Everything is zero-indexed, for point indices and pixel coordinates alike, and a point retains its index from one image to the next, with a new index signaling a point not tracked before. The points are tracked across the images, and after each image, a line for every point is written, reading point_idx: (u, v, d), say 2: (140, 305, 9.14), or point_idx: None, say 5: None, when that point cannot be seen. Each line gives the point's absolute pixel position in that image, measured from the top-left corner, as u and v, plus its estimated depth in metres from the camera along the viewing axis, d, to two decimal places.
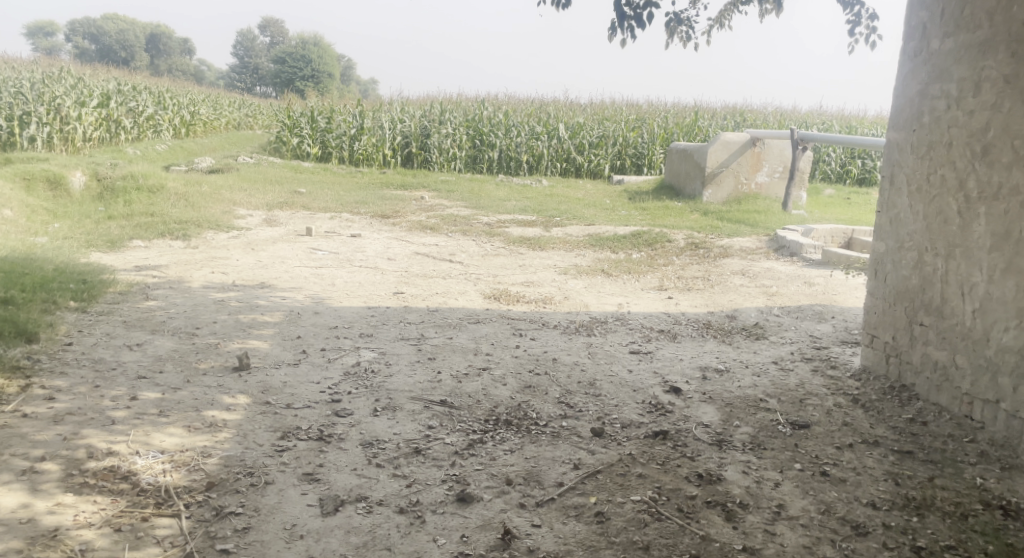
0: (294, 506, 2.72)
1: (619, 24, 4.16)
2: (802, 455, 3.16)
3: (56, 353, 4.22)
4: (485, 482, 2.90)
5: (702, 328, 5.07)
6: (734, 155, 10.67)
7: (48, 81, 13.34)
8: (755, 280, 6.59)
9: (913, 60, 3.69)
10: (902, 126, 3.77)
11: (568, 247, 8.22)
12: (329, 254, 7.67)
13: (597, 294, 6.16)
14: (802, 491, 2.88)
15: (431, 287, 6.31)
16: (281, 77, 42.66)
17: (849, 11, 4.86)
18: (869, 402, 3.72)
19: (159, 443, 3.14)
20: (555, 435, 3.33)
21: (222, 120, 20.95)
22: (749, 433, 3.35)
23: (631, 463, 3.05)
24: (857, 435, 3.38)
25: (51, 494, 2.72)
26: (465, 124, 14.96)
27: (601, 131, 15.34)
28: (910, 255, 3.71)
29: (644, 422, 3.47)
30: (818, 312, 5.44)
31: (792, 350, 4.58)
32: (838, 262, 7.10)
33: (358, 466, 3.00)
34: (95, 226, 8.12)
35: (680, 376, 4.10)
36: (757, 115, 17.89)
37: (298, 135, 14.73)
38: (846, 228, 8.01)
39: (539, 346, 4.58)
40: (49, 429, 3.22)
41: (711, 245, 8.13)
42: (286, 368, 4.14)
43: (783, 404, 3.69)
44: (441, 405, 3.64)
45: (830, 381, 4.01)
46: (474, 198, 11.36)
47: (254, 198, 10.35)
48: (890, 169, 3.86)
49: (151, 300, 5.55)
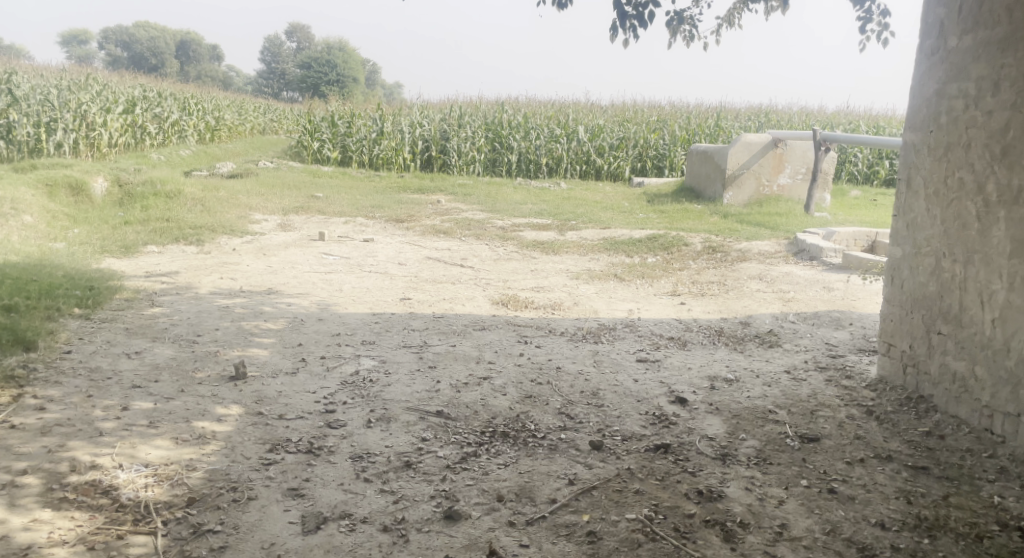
0: (274, 523, 2.63)
1: (620, 24, 4.03)
2: (809, 470, 3.00)
3: (53, 362, 4.17)
4: (475, 498, 2.79)
5: (713, 335, 4.92)
6: (754, 157, 10.49)
7: (75, 88, 13.45)
8: (772, 286, 6.41)
9: (930, 58, 3.51)
10: (918, 125, 3.60)
11: (582, 251, 8.08)
12: (341, 259, 7.60)
13: (608, 299, 6.02)
14: (807, 510, 2.72)
15: (439, 293, 6.21)
16: (306, 82, 42.95)
17: (861, 7, 4.70)
18: (884, 414, 3.55)
19: (145, 456, 3.07)
20: (552, 448, 3.21)
21: (247, 125, 21.08)
22: (755, 447, 3.20)
23: (629, 479, 2.92)
24: (870, 449, 3.21)
25: (28, 510, 2.66)
26: (484, 127, 14.87)
27: (622, 133, 15.16)
28: (927, 261, 3.54)
29: (646, 434, 3.34)
30: (835, 318, 5.26)
31: (806, 358, 4.41)
32: (858, 266, 6.89)
33: (345, 481, 2.91)
34: (112, 232, 8.13)
35: (687, 386, 3.95)
36: (782, 116, 17.60)
37: (319, 139, 14.75)
38: (868, 231, 7.79)
39: (543, 354, 4.46)
40: (35, 441, 3.17)
41: (728, 248, 7.95)
42: (283, 377, 4.05)
43: (792, 415, 3.53)
44: (437, 416, 3.53)
45: (844, 391, 3.84)
46: (491, 202, 11.26)
47: (271, 203, 10.34)
48: (906, 172, 3.68)
49: (157, 306, 5.51)
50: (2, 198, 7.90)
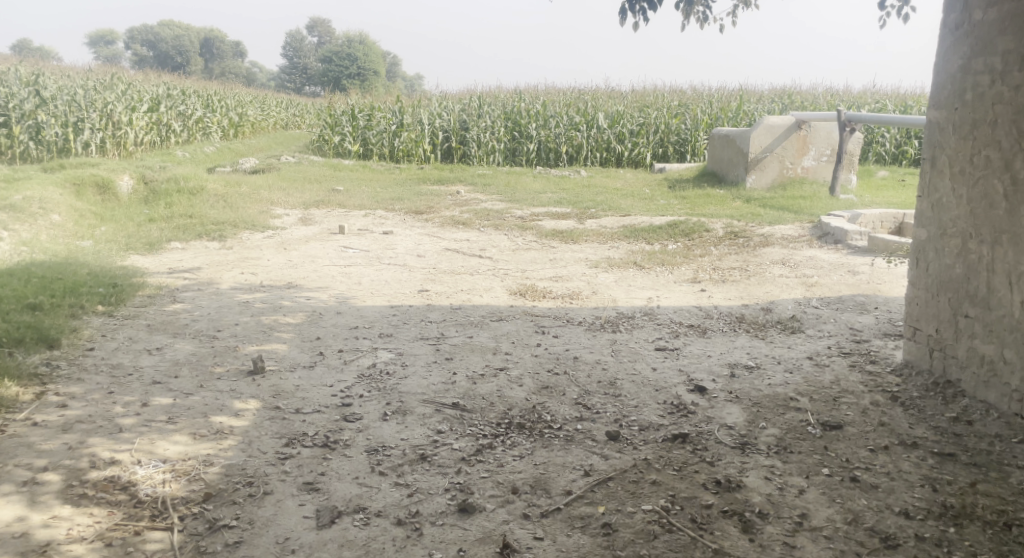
0: (290, 518, 2.64)
1: (631, 8, 3.92)
2: (831, 459, 2.94)
3: (76, 359, 4.22)
4: (489, 491, 2.77)
5: (734, 322, 4.85)
6: (778, 139, 10.32)
7: (101, 87, 13.59)
8: (795, 270, 6.31)
9: (953, 34, 3.41)
10: (942, 103, 3.50)
11: (602, 240, 8.01)
12: (360, 252, 7.60)
13: (627, 287, 5.96)
14: (829, 499, 2.67)
15: (457, 284, 6.19)
16: (327, 76, 43.14)
17: None
18: (909, 400, 3.47)
19: (163, 452, 3.09)
20: (568, 439, 3.18)
21: (270, 120, 21.22)
22: (776, 435, 3.14)
23: (645, 469, 2.88)
24: (894, 436, 3.13)
25: (48, 507, 2.69)
26: (503, 116, 14.81)
27: (643, 119, 14.98)
28: (953, 243, 3.45)
29: (663, 424, 3.30)
30: (859, 303, 5.16)
31: (830, 344, 4.33)
32: (884, 248, 6.75)
33: (360, 474, 2.91)
34: (137, 229, 8.20)
35: (707, 374, 3.90)
36: (806, 97, 17.33)
37: (340, 133, 14.77)
38: (895, 212, 7.65)
39: (561, 344, 4.42)
40: (56, 438, 3.20)
41: (751, 234, 7.85)
42: (301, 371, 4.06)
43: (814, 403, 3.46)
44: (453, 408, 3.52)
45: (867, 378, 3.75)
46: (510, 192, 11.23)
47: (292, 197, 10.39)
48: (930, 151, 3.58)
49: (178, 302, 5.54)
50: (31, 198, 8.00)
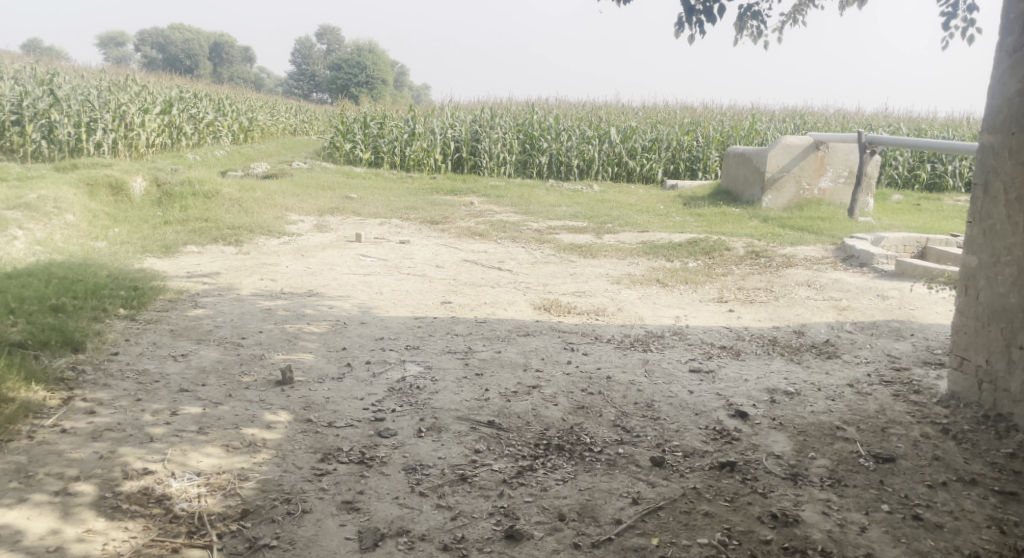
0: (331, 539, 2.56)
1: (687, 20, 3.81)
2: (889, 495, 2.85)
3: (101, 364, 4.13)
4: (536, 517, 2.69)
5: (767, 345, 4.76)
6: (796, 160, 10.25)
7: (114, 88, 13.54)
8: (822, 293, 6.22)
9: (1011, 56, 3.33)
10: (997, 128, 3.42)
11: (620, 255, 7.92)
12: (378, 261, 7.54)
13: (652, 305, 5.88)
14: (892, 538, 2.58)
15: (480, 296, 6.13)
16: (336, 83, 43.35)
17: (945, 3, 4.46)
18: (961, 433, 3.37)
19: (196, 464, 3.00)
20: (611, 463, 3.09)
21: (279, 125, 21.24)
22: (827, 466, 3.05)
23: (696, 500, 2.79)
24: (951, 472, 3.04)
25: (82, 519, 2.61)
26: (516, 128, 14.74)
27: (655, 134, 14.96)
28: (1007, 271, 3.37)
29: (707, 451, 3.21)
30: (894, 328, 5.07)
31: (868, 371, 4.23)
32: (912, 273, 6.65)
33: (400, 495, 2.82)
34: (152, 231, 8.14)
35: (746, 399, 3.80)
36: (819, 118, 17.30)
37: (351, 140, 14.70)
38: (919, 237, 7.57)
39: (592, 361, 4.34)
40: (86, 447, 3.12)
41: (772, 254, 7.77)
42: (329, 383, 3.97)
43: (862, 433, 3.37)
44: (488, 426, 3.43)
45: (913, 408, 3.66)
46: (523, 204, 11.16)
47: (306, 204, 10.33)
48: (984, 176, 3.50)
49: (200, 307, 5.47)
50: (45, 197, 7.93)
